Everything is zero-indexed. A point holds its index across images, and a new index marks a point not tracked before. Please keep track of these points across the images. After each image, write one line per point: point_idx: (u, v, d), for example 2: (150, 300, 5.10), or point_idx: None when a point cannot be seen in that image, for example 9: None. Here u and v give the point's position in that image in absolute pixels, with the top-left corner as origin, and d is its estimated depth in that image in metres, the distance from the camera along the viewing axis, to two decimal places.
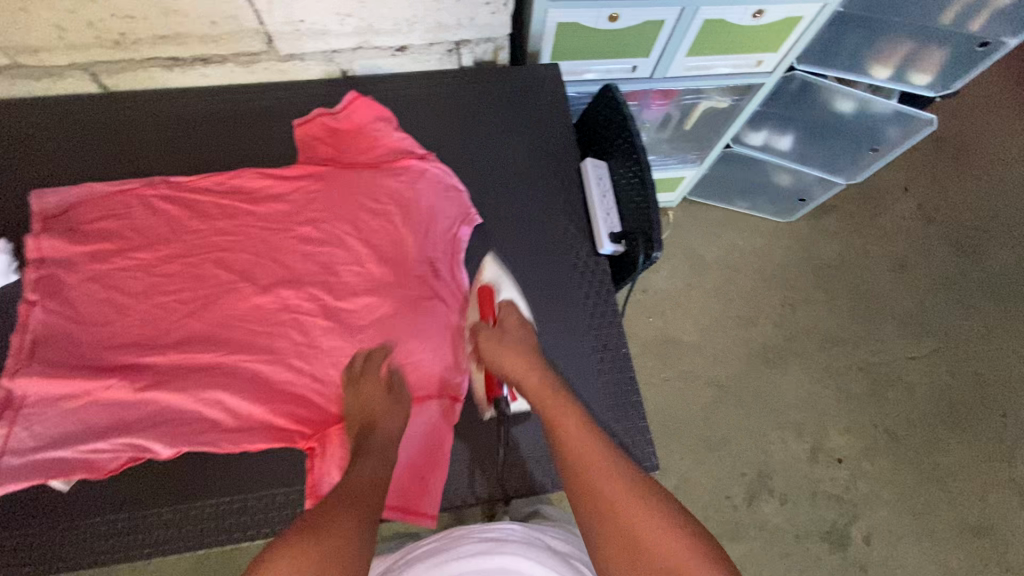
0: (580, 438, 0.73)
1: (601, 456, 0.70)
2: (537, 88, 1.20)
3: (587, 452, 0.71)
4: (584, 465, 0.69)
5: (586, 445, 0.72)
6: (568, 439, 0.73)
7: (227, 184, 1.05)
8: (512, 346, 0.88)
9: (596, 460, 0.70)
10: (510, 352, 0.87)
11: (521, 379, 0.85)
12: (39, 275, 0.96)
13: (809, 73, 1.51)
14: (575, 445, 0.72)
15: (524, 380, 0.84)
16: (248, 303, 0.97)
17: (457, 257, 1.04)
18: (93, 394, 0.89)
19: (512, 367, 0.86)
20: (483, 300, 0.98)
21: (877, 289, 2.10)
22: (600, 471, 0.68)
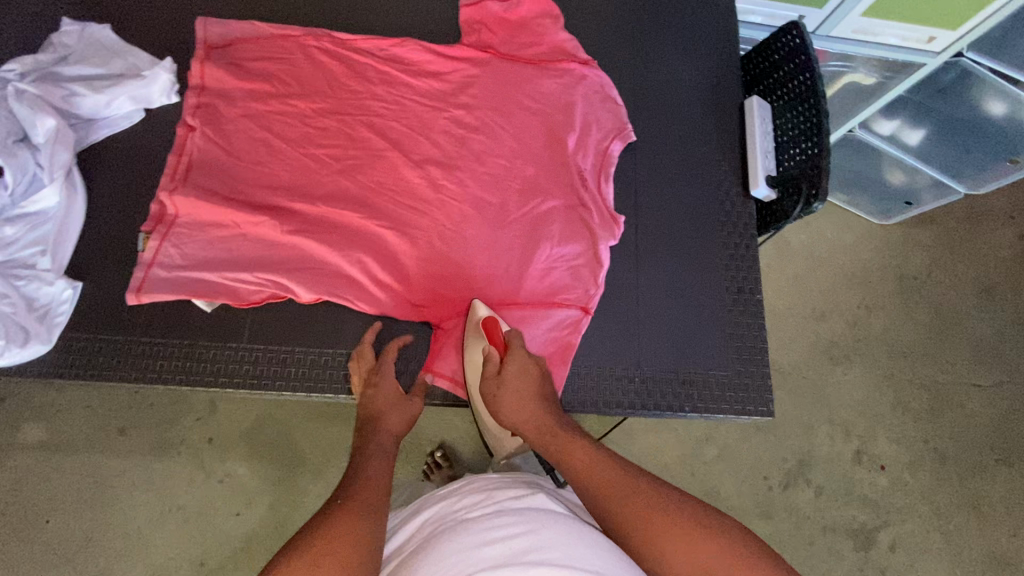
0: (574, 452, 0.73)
1: (597, 467, 0.70)
2: (710, 17, 1.14)
3: (604, 481, 0.68)
4: (608, 495, 0.66)
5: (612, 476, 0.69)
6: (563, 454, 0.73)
7: (388, 52, 1.03)
8: (518, 392, 0.80)
9: (592, 470, 0.70)
10: (513, 403, 0.80)
11: (516, 376, 0.82)
12: (200, 102, 0.96)
13: (974, 62, 1.39)
14: (568, 459, 0.72)
15: (519, 392, 0.81)
16: (397, 173, 0.96)
17: (606, 169, 1.00)
18: (244, 229, 0.90)
19: (524, 419, 0.79)
20: (490, 335, 0.85)
21: (960, 307, 1.92)
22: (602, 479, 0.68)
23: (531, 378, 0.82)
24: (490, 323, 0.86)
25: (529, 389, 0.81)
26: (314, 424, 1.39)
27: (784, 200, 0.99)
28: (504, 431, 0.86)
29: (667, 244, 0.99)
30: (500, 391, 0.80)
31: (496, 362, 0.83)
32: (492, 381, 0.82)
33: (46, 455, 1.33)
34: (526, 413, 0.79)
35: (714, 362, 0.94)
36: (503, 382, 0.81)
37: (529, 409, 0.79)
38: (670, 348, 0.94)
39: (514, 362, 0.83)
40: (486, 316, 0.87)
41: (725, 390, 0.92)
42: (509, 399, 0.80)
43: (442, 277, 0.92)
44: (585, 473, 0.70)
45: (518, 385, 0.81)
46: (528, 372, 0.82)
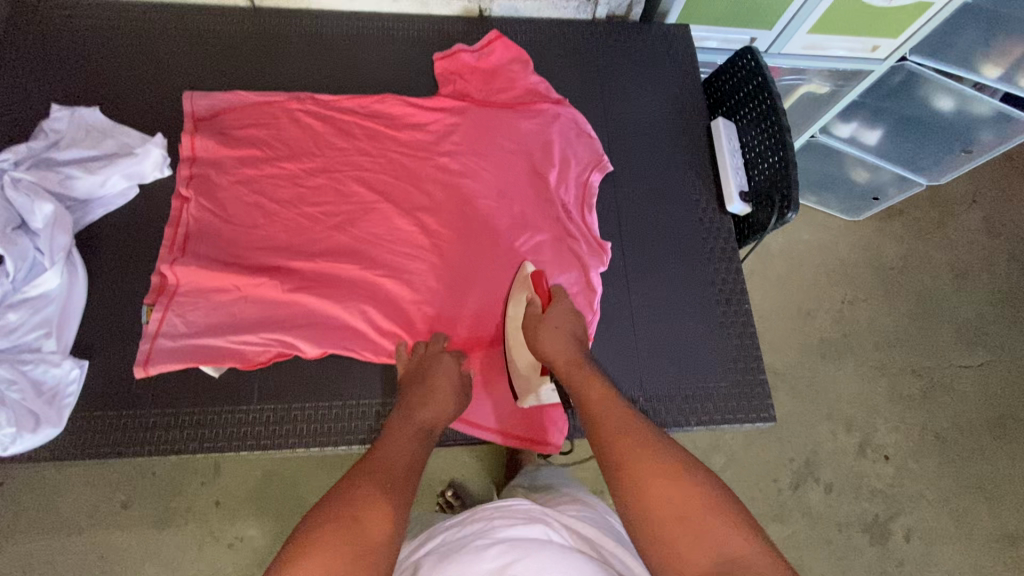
0: (602, 405, 0.73)
1: (621, 420, 0.69)
2: (669, 47, 1.22)
3: (611, 419, 0.70)
4: (606, 424, 0.70)
5: (613, 409, 0.72)
6: (594, 406, 0.73)
7: (370, 108, 1.08)
8: (552, 327, 0.86)
9: (614, 426, 0.69)
10: (551, 329, 0.85)
11: (556, 350, 0.83)
12: (192, 173, 0.99)
13: (920, 63, 1.51)
14: (599, 411, 0.72)
15: (556, 359, 0.83)
16: (389, 222, 1.00)
17: (589, 200, 1.05)
18: (245, 291, 0.92)
19: (556, 351, 0.83)
20: (535, 285, 0.92)
21: (939, 293, 2.00)
22: (622, 435, 0.67)
23: (567, 322, 0.87)
24: (536, 277, 0.93)
25: (565, 326, 0.86)
26: (322, 476, 1.38)
27: (758, 212, 1.05)
28: (528, 377, 0.91)
29: (654, 266, 1.03)
30: (538, 325, 0.87)
31: (539, 308, 0.91)
32: (532, 320, 0.89)
33: (51, 538, 1.30)
34: (561, 344, 0.83)
35: (713, 374, 0.97)
36: (543, 319, 0.87)
37: (570, 371, 0.80)
38: (669, 364, 0.97)
39: (556, 338, 0.84)
40: (535, 271, 0.94)
41: (727, 400, 0.95)
42: (548, 331, 0.85)
43: (443, 318, 0.95)
44: (597, 405, 0.73)
45: (557, 323, 0.86)
46: (568, 314, 0.88)
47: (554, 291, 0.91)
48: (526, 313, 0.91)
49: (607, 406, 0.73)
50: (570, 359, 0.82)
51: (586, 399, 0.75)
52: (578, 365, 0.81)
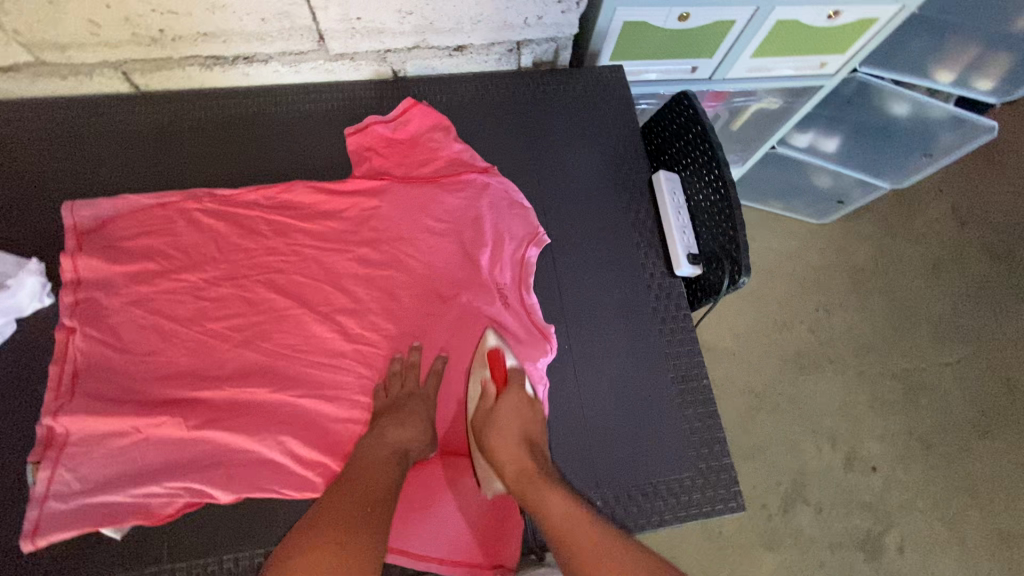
0: (568, 519, 0.70)
1: (592, 541, 0.67)
2: (602, 94, 1.15)
3: (581, 541, 0.67)
4: (572, 546, 0.68)
5: (574, 527, 0.69)
6: (556, 521, 0.70)
7: (278, 199, 0.98)
8: (507, 424, 0.81)
9: (583, 552, 0.66)
10: (503, 431, 0.80)
11: (510, 461, 0.78)
12: (78, 298, 0.88)
13: (870, 75, 1.42)
14: (563, 525, 0.69)
15: (510, 471, 0.78)
16: (307, 330, 0.90)
17: (525, 280, 0.96)
18: (145, 432, 0.82)
19: (509, 462, 0.78)
20: (492, 363, 0.88)
21: (911, 292, 1.99)
22: (599, 558, 0.65)
23: (522, 414, 0.83)
24: (495, 357, 0.88)
25: (518, 427, 0.81)
26: None
27: (710, 274, 0.97)
28: (489, 474, 0.86)
29: (602, 344, 0.96)
30: (490, 432, 0.82)
31: (493, 396, 0.86)
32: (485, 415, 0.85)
33: None
34: (514, 451, 0.79)
35: (675, 464, 0.89)
36: (496, 411, 0.83)
37: (523, 487, 0.76)
38: (628, 456, 0.89)
39: (509, 440, 0.80)
40: (495, 346, 0.89)
41: (692, 492, 0.88)
42: (500, 439, 0.80)
43: None
44: (557, 519, 0.70)
45: (508, 417, 0.82)
46: (522, 404, 0.83)
47: (510, 372, 0.86)
48: (480, 406, 0.86)
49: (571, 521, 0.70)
50: (526, 471, 0.77)
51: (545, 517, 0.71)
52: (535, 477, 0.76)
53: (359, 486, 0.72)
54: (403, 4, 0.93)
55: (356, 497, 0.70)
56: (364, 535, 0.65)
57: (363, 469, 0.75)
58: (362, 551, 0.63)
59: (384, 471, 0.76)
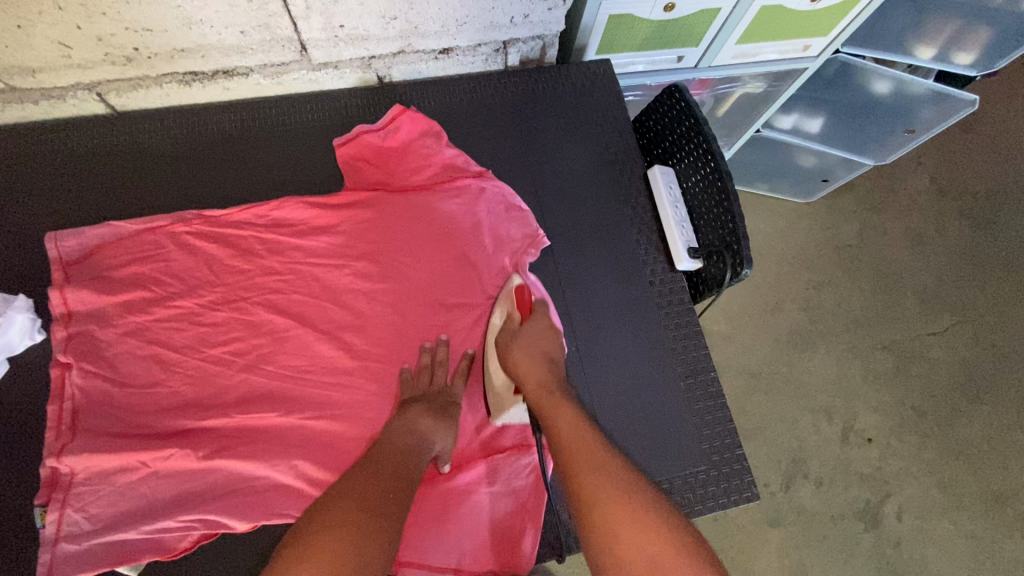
0: (573, 430, 0.75)
1: (591, 445, 0.72)
2: (591, 89, 1.13)
3: (583, 446, 0.72)
4: (569, 449, 0.72)
5: (578, 435, 0.74)
6: (565, 432, 0.74)
7: (270, 216, 0.95)
8: (529, 344, 0.86)
9: (582, 452, 0.71)
10: (526, 348, 0.86)
11: (529, 372, 0.83)
12: (70, 333, 0.85)
13: (852, 55, 1.42)
14: (569, 433, 0.74)
15: (525, 378, 0.83)
16: (311, 350, 0.89)
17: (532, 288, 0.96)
18: (153, 466, 0.80)
19: (527, 370, 0.84)
20: (519, 296, 0.93)
21: (897, 265, 2.02)
22: (593, 456, 0.70)
23: (544, 341, 0.87)
24: (520, 291, 0.94)
25: (541, 346, 0.87)
26: None
27: (711, 267, 0.97)
28: (502, 398, 0.89)
29: (608, 344, 0.96)
30: (515, 342, 0.88)
31: (518, 322, 0.92)
32: (509, 334, 0.90)
33: None
34: (534, 364, 0.84)
35: (689, 459, 0.89)
36: (519, 334, 0.88)
37: (539, 395, 0.81)
38: (642, 453, 0.89)
39: (531, 357, 0.85)
40: (520, 284, 0.94)
41: (707, 485, 0.88)
42: (522, 351, 0.86)
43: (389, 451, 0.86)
44: (563, 431, 0.75)
45: (531, 339, 0.87)
46: (546, 330, 0.89)
47: (535, 304, 0.92)
48: (505, 326, 0.92)
49: (576, 432, 0.74)
50: (540, 381, 0.82)
51: (554, 428, 0.76)
52: (549, 389, 0.81)
53: (386, 477, 0.72)
54: (387, 9, 0.91)
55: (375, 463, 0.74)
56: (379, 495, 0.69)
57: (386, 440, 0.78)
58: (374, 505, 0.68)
59: (408, 462, 0.76)
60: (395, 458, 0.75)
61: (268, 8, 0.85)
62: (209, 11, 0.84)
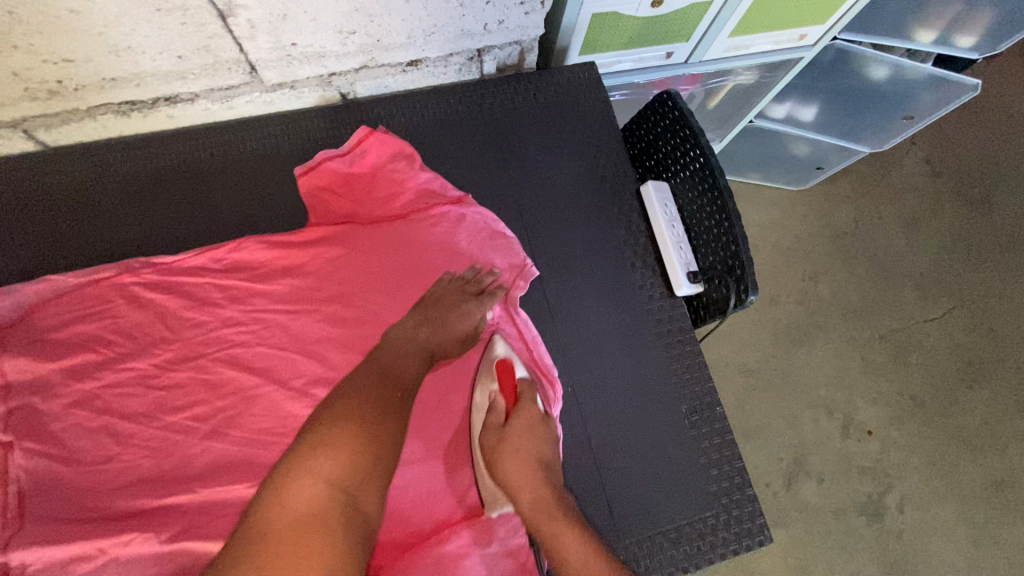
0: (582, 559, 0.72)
1: None
2: (576, 96, 1.04)
3: None
4: None
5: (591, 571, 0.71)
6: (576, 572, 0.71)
7: (229, 260, 0.86)
8: (521, 454, 0.78)
9: None
10: (519, 456, 0.78)
11: (526, 490, 0.77)
12: (9, 405, 0.74)
13: (849, 41, 1.33)
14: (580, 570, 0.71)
15: (523, 499, 0.77)
16: (281, 410, 0.81)
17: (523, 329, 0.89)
18: (110, 553, 0.69)
19: (523, 486, 0.77)
20: (503, 379, 0.84)
21: (892, 251, 1.90)
22: None
23: (537, 440, 0.80)
24: (502, 366, 0.85)
25: (534, 452, 0.79)
26: None
27: (713, 291, 0.90)
28: (496, 494, 0.81)
29: (606, 382, 0.89)
30: (505, 445, 0.79)
31: (503, 412, 0.83)
32: (497, 435, 0.81)
33: None
34: (531, 480, 0.77)
35: (697, 504, 0.84)
36: (507, 435, 0.80)
37: (541, 521, 0.75)
38: (648, 499, 0.84)
39: (522, 470, 0.78)
40: (504, 356, 0.85)
41: (718, 531, 0.83)
42: (514, 462, 0.78)
43: None
44: (575, 565, 0.72)
45: (524, 443, 0.79)
46: (537, 426, 0.81)
47: (522, 390, 0.84)
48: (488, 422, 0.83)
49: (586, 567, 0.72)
50: (541, 504, 0.76)
51: (562, 557, 0.73)
52: (551, 512, 0.76)
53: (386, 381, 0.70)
54: (344, 23, 0.80)
55: (383, 382, 0.69)
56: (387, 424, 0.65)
57: (394, 357, 0.73)
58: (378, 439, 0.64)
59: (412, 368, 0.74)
60: (406, 368, 0.73)
61: (205, 29, 0.74)
62: (138, 36, 0.73)
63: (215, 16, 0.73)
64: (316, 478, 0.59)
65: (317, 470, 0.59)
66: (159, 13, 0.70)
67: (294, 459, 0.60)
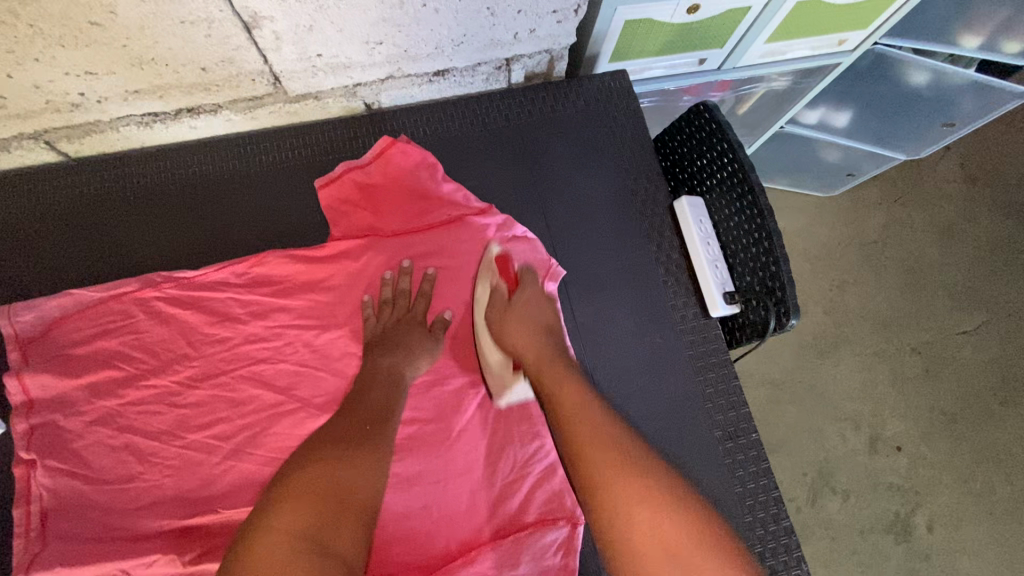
0: (575, 392, 0.73)
1: (591, 409, 0.70)
2: (607, 103, 1.01)
3: (579, 403, 0.71)
4: (568, 413, 0.71)
5: (578, 397, 0.72)
6: (562, 396, 0.73)
7: (250, 274, 0.84)
8: (523, 319, 0.83)
9: (578, 411, 0.70)
10: (520, 320, 0.83)
11: (528, 343, 0.81)
12: (32, 425, 0.75)
13: (889, 47, 1.27)
14: (568, 393, 0.73)
15: (525, 354, 0.80)
16: (303, 430, 0.79)
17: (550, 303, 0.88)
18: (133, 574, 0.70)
19: (523, 344, 0.81)
20: (503, 270, 0.88)
21: (924, 258, 1.79)
22: (585, 410, 0.70)
23: (539, 312, 0.84)
24: (502, 261, 0.89)
25: (534, 319, 0.83)
26: None
27: (751, 313, 0.87)
28: (501, 377, 0.85)
29: (636, 403, 0.86)
30: (507, 316, 0.84)
31: (505, 294, 0.87)
32: (500, 310, 0.86)
33: None
34: (529, 337, 0.81)
35: (732, 534, 0.81)
36: (510, 309, 0.84)
37: (540, 363, 0.78)
38: None
39: (525, 329, 0.82)
40: (502, 253, 0.89)
41: (752, 562, 0.80)
42: (517, 322, 0.83)
43: (395, 540, 0.76)
44: (563, 392, 0.73)
45: (525, 314, 0.84)
46: (541, 300, 0.86)
47: (522, 274, 0.88)
48: (493, 302, 0.87)
49: (573, 393, 0.73)
50: (540, 353, 0.79)
51: (553, 389, 0.74)
52: (546, 360, 0.78)
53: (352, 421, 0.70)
54: (371, 34, 0.78)
55: (354, 420, 0.70)
56: (358, 464, 0.65)
57: (363, 388, 0.75)
58: (351, 481, 0.63)
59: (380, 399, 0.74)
60: (377, 397, 0.74)
61: (230, 41, 0.72)
62: (162, 49, 0.72)
63: (241, 28, 0.71)
64: (283, 529, 0.57)
65: (281, 524, 0.58)
66: (183, 25, 0.68)
67: (257, 510, 0.60)
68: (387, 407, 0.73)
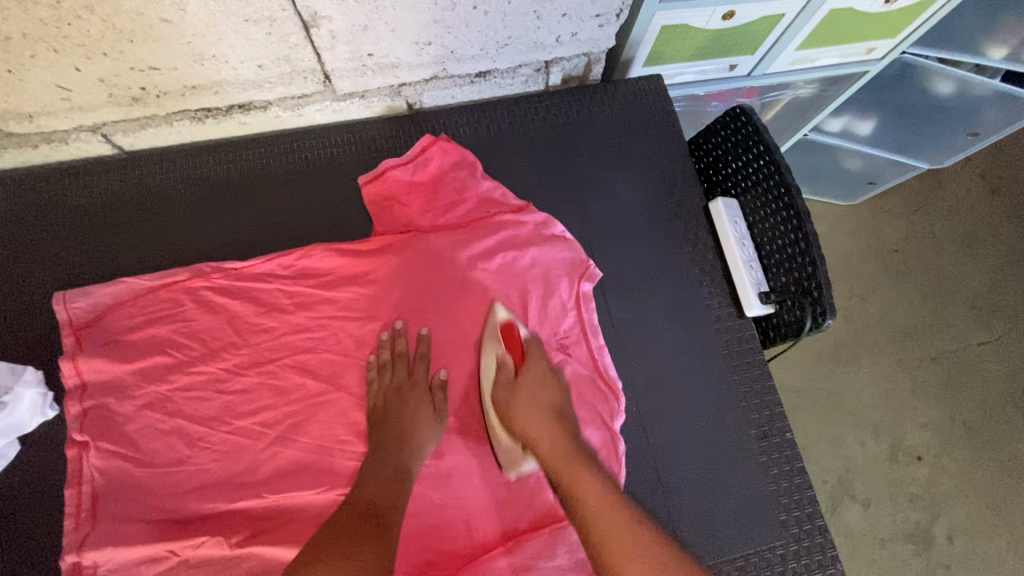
0: (598, 500, 0.65)
1: (619, 522, 0.63)
2: (642, 107, 1.03)
3: (609, 521, 0.64)
4: (597, 530, 0.64)
5: (606, 514, 0.64)
6: (590, 505, 0.65)
7: (296, 266, 0.86)
8: (531, 400, 0.76)
9: (608, 528, 0.63)
10: (528, 404, 0.75)
11: (541, 438, 0.73)
12: (85, 407, 0.77)
13: (916, 57, 1.29)
14: (595, 509, 0.65)
15: (541, 441, 0.73)
16: (347, 419, 0.80)
17: (585, 301, 0.89)
18: (181, 554, 0.72)
19: (537, 436, 0.73)
20: (508, 336, 0.81)
21: (944, 269, 1.79)
22: (617, 529, 0.63)
23: (549, 389, 0.77)
24: (507, 328, 0.82)
25: (546, 397, 0.76)
26: None
27: (785, 313, 0.88)
28: (512, 454, 0.79)
29: (671, 401, 0.87)
30: (515, 398, 0.76)
31: (513, 369, 0.80)
32: (506, 389, 0.79)
33: None
34: (543, 423, 0.73)
35: (767, 532, 0.82)
36: (519, 386, 0.77)
37: (558, 464, 0.70)
38: (715, 527, 0.81)
39: (533, 412, 0.75)
40: (507, 319, 0.82)
41: (787, 560, 0.81)
42: (525, 406, 0.75)
43: (435, 528, 0.77)
44: (589, 506, 0.65)
45: (535, 390, 0.77)
46: (545, 377, 0.78)
47: (529, 345, 0.81)
48: (498, 380, 0.80)
49: (602, 504, 0.65)
50: (556, 456, 0.71)
51: (578, 500, 0.66)
52: (564, 455, 0.71)
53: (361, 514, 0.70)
54: (421, 35, 0.80)
55: (352, 516, 0.70)
56: (361, 559, 0.65)
57: (362, 484, 0.73)
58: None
59: (389, 490, 0.72)
60: (373, 489, 0.72)
61: (288, 39, 0.75)
62: (223, 46, 0.74)
63: (300, 27, 0.74)
64: None
65: None
66: (246, 23, 0.71)
67: None
68: (396, 500, 0.72)
